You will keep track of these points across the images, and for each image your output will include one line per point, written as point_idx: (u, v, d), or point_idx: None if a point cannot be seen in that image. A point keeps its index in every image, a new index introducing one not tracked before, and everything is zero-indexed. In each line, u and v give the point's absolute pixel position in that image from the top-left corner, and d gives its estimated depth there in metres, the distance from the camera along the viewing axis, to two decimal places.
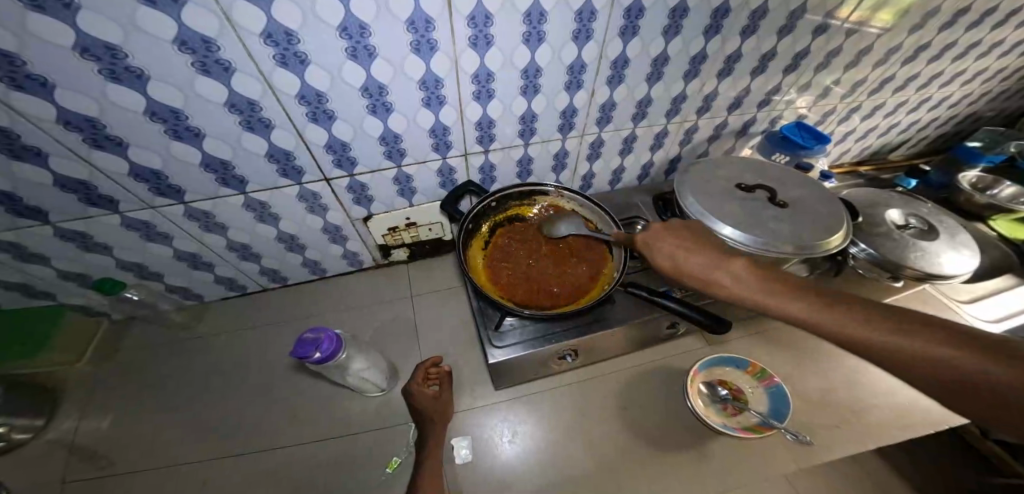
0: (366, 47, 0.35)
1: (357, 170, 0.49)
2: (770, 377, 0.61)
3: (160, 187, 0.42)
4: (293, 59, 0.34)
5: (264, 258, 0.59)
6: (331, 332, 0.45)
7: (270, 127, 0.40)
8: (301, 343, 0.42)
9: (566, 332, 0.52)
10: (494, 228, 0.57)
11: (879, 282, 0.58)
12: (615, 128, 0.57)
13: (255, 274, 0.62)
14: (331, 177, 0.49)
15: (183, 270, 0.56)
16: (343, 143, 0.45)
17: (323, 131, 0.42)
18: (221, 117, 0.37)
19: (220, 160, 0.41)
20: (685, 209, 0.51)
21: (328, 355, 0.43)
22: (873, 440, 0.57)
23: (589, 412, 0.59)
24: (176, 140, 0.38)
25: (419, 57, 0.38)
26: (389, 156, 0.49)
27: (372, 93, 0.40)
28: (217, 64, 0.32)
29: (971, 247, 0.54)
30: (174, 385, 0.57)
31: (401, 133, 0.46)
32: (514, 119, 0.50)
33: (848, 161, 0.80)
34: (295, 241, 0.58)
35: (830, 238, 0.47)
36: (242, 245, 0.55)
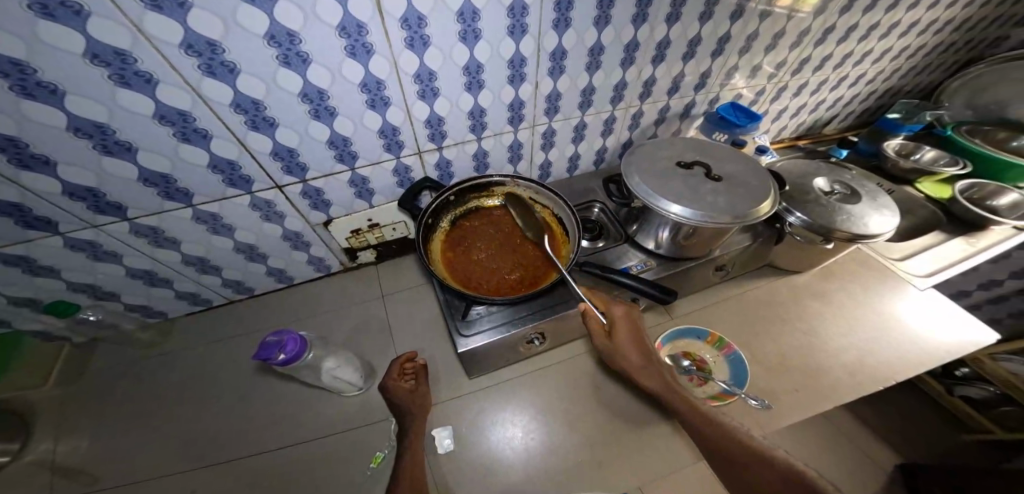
0: (298, 54, 0.37)
1: (309, 175, 0.51)
2: (729, 345, 0.63)
3: (98, 204, 0.43)
4: (220, 68, 0.36)
5: (225, 270, 0.59)
6: (295, 334, 0.46)
7: (207, 137, 0.41)
8: (263, 347, 0.43)
9: (532, 315, 0.54)
10: (455, 222, 0.59)
11: (815, 246, 0.63)
12: (564, 117, 0.60)
13: (218, 287, 0.62)
14: (283, 184, 0.50)
15: (139, 288, 0.56)
16: (290, 149, 0.46)
17: (266, 138, 0.44)
18: (152, 129, 0.38)
19: (159, 174, 0.42)
20: (633, 191, 0.54)
21: (292, 356, 0.44)
22: (841, 398, 0.57)
23: (564, 393, 0.62)
24: (106, 155, 0.38)
25: (357, 60, 0.40)
26: (341, 159, 0.51)
27: (312, 99, 0.42)
28: (137, 76, 0.33)
29: (892, 207, 0.60)
30: (146, 402, 0.57)
31: (350, 136, 0.48)
32: (463, 115, 0.53)
33: (788, 136, 0.86)
34: (255, 250, 0.58)
35: (760, 207, 0.52)
36: (199, 258, 0.55)
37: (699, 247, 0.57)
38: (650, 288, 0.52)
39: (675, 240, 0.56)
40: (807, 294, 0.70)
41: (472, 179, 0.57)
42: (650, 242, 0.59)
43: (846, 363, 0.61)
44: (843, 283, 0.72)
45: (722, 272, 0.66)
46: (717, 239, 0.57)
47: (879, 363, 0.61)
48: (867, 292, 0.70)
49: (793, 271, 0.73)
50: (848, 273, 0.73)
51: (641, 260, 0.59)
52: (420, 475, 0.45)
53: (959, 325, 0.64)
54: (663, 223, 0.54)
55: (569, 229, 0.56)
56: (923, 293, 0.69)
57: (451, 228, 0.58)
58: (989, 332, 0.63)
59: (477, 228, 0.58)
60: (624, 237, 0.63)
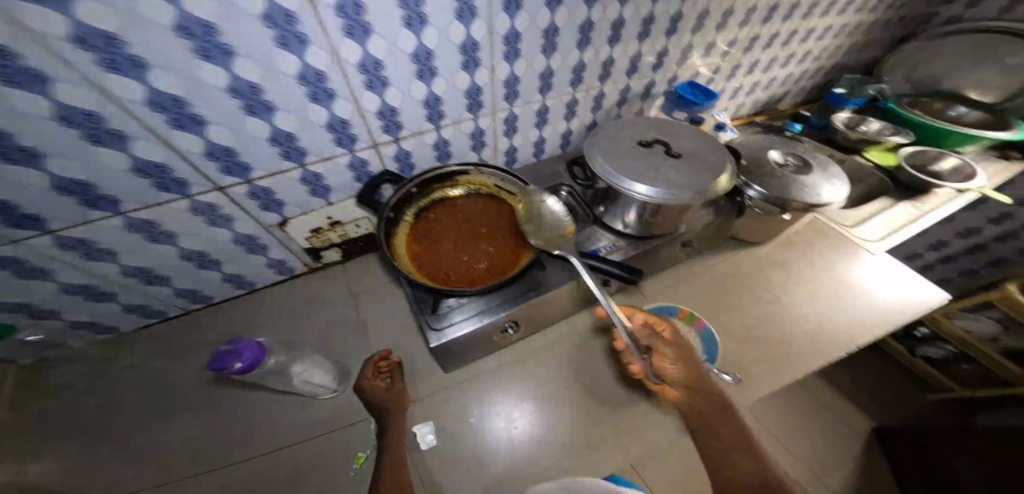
0: (218, 46, 0.35)
1: (253, 175, 0.48)
2: (700, 319, 0.65)
3: (14, 218, 0.38)
4: (126, 64, 0.32)
5: (174, 279, 0.56)
6: (252, 341, 0.44)
7: (125, 139, 0.37)
8: (218, 356, 0.41)
9: (503, 303, 0.54)
10: (419, 214, 0.58)
11: (773, 217, 0.66)
12: (525, 102, 0.61)
13: (171, 297, 0.59)
14: (225, 185, 0.47)
15: (80, 303, 0.52)
16: (226, 149, 0.44)
17: (196, 138, 0.41)
18: (56, 134, 0.34)
19: (76, 181, 0.38)
20: (597, 173, 0.55)
21: (251, 363, 0.42)
22: (807, 365, 0.59)
23: (547, 378, 0.61)
24: (7, 163, 0.33)
25: (291, 52, 0.39)
26: (288, 156, 0.49)
27: (243, 93, 0.40)
28: (27, 75, 0.29)
29: (841, 177, 0.63)
30: (101, 422, 0.53)
31: (295, 132, 0.47)
32: (417, 104, 0.52)
33: (746, 113, 0.89)
34: (205, 257, 0.55)
35: (718, 181, 0.54)
36: (141, 268, 0.51)
37: (665, 224, 0.59)
38: (619, 270, 0.52)
39: (641, 219, 0.57)
40: (769, 264, 0.73)
41: (435, 168, 0.57)
42: (618, 223, 0.59)
43: (807, 330, 0.64)
44: (804, 250, 0.75)
45: (689, 247, 0.68)
46: (681, 216, 0.58)
47: (839, 327, 0.64)
48: (825, 259, 0.74)
49: (756, 242, 0.76)
50: (808, 240, 0.77)
51: (610, 241, 0.60)
52: (402, 471, 0.45)
53: (914, 283, 0.68)
54: (628, 203, 0.55)
55: (536, 215, 0.56)
56: (876, 257, 0.73)
57: (416, 221, 0.57)
58: (937, 290, 0.66)
59: (443, 219, 0.58)
60: (592, 219, 0.63)
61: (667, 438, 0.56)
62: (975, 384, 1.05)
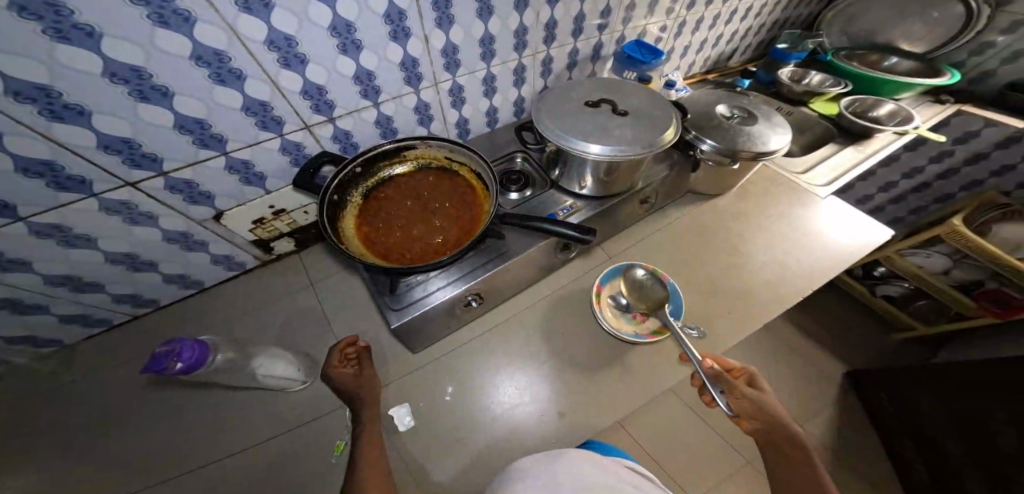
0: (77, 26, 0.31)
1: (167, 166, 0.45)
2: (664, 276, 0.66)
3: None
4: None
5: (108, 285, 0.53)
6: (191, 341, 0.42)
7: None
8: (152, 359, 0.39)
9: (463, 278, 0.53)
10: (368, 194, 0.56)
11: (724, 169, 0.68)
12: (468, 71, 0.60)
13: (110, 305, 0.56)
14: (136, 180, 0.44)
15: (6, 318, 0.48)
16: (125, 140, 0.40)
17: (82, 129, 0.37)
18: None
19: None
20: (548, 136, 0.55)
21: (193, 362, 0.41)
22: (771, 311, 0.62)
23: (521, 345, 0.61)
24: None
25: (175, 32, 0.35)
26: (204, 145, 0.45)
27: (126, 79, 0.36)
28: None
29: (785, 125, 0.65)
30: (45, 441, 0.50)
31: (205, 118, 0.43)
32: (348, 80, 0.50)
33: (698, 71, 0.91)
34: (136, 259, 0.52)
35: (664, 135, 0.55)
36: (65, 276, 0.47)
37: (623, 180, 0.59)
38: (570, 231, 0.52)
39: (598, 179, 0.58)
40: (727, 215, 0.75)
41: (378, 145, 0.55)
42: (575, 187, 0.60)
43: (765, 277, 0.66)
44: (759, 199, 0.78)
45: (648, 203, 0.69)
46: (636, 170, 0.58)
47: (793, 271, 0.67)
48: (778, 207, 0.76)
49: (711, 195, 0.78)
50: (763, 188, 0.79)
51: (568, 204, 0.60)
52: (383, 465, 0.43)
53: (861, 224, 0.71)
54: (582, 165, 0.56)
55: (488, 184, 0.55)
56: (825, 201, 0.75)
57: (365, 202, 0.56)
58: (884, 230, 0.70)
59: (392, 198, 0.56)
60: (550, 184, 0.63)
61: (646, 393, 0.55)
62: (930, 318, 1.14)
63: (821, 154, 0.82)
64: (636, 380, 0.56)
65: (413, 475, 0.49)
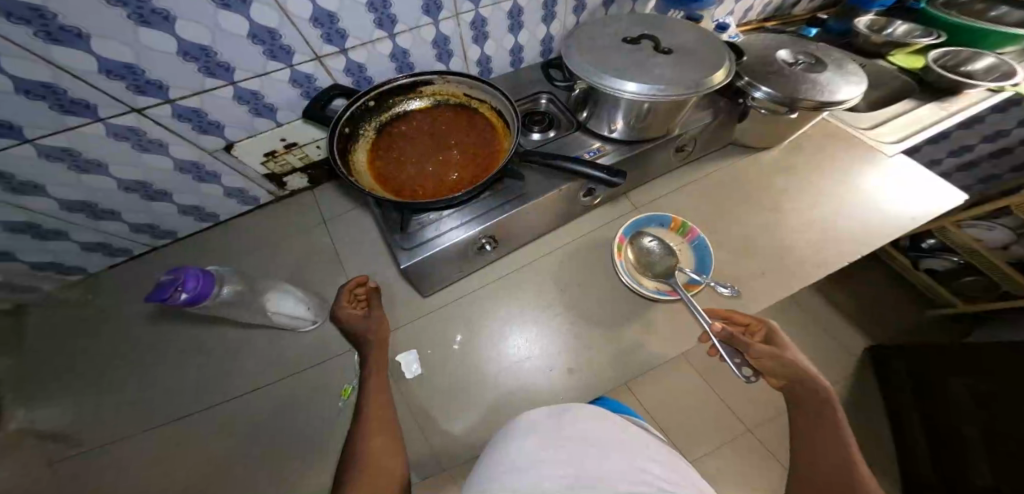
0: None
1: (174, 94, 0.43)
2: (694, 230, 0.60)
3: None
4: None
5: (125, 213, 0.54)
6: (195, 271, 0.41)
7: None
8: (157, 287, 0.39)
9: (477, 220, 0.50)
10: (382, 129, 0.54)
11: (778, 120, 0.60)
12: (492, 2, 0.53)
13: (129, 234, 0.57)
14: (142, 107, 0.42)
15: (32, 243, 0.49)
16: (128, 66, 0.38)
17: (81, 53, 0.35)
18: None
19: None
20: (579, 73, 0.50)
21: (197, 293, 0.40)
22: (812, 276, 0.56)
23: (531, 298, 0.58)
24: None
25: None
26: (210, 74, 0.43)
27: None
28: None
29: (859, 74, 0.57)
30: (82, 364, 0.54)
31: (210, 45, 0.40)
32: (360, 7, 0.46)
33: (755, 19, 0.80)
34: (149, 188, 0.52)
35: (714, 74, 0.49)
36: (81, 202, 0.49)
37: (657, 127, 0.53)
38: (595, 170, 0.49)
39: (631, 123, 0.52)
40: (773, 170, 0.67)
41: (394, 77, 0.52)
42: (606, 127, 0.54)
43: (808, 238, 0.59)
44: (811, 159, 0.69)
45: (683, 150, 0.62)
46: (676, 115, 0.53)
47: (843, 235, 0.59)
48: (835, 166, 0.67)
49: (751, 148, 0.70)
50: (820, 141, 0.70)
51: (596, 147, 0.55)
52: (387, 406, 0.42)
53: (928, 187, 0.62)
54: (615, 107, 0.50)
55: (510, 121, 0.51)
56: (891, 161, 0.66)
57: (379, 138, 0.53)
58: (958, 192, 0.61)
59: (407, 136, 0.53)
60: (576, 124, 0.58)
61: (663, 355, 0.52)
62: (974, 296, 1.03)
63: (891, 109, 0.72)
64: (655, 339, 0.53)
65: (414, 416, 0.48)
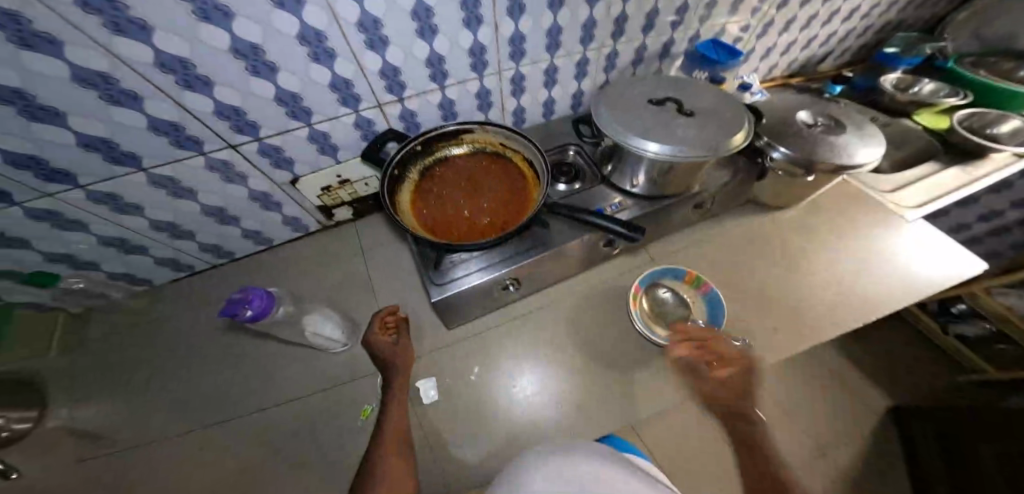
0: (216, 8, 0.34)
1: (264, 133, 0.50)
2: (707, 283, 0.63)
3: (45, 172, 0.41)
4: (129, 26, 0.32)
5: (198, 234, 0.60)
6: (260, 290, 0.47)
7: (138, 99, 0.38)
8: (229, 302, 0.44)
9: (506, 258, 0.54)
10: (425, 172, 0.58)
11: (796, 181, 0.62)
12: (532, 61, 0.59)
13: (196, 252, 0.63)
14: (237, 143, 0.49)
15: (117, 255, 0.56)
16: (235, 108, 0.45)
17: (205, 99, 0.42)
18: (74, 94, 0.35)
19: (98, 138, 0.40)
20: (606, 131, 0.53)
21: (260, 311, 0.45)
22: (826, 334, 0.57)
23: (547, 338, 0.61)
24: (35, 122, 0.36)
25: (287, 12, 0.38)
26: (295, 116, 0.50)
27: (246, 54, 0.40)
28: (37, 37, 0.29)
29: (876, 136, 0.59)
30: (129, 367, 0.59)
31: (299, 92, 0.47)
32: (420, 64, 0.52)
33: (780, 75, 0.84)
34: (225, 213, 0.58)
35: (734, 137, 0.52)
36: (168, 223, 0.55)
37: (676, 184, 0.56)
38: (620, 224, 0.52)
39: (652, 179, 0.55)
40: (795, 228, 0.69)
41: (440, 126, 0.56)
42: (626, 183, 0.58)
43: (825, 297, 0.61)
44: (832, 217, 0.70)
45: (700, 208, 0.64)
46: (695, 173, 0.56)
47: (858, 296, 0.60)
48: (856, 226, 0.69)
49: (777, 207, 0.72)
50: (836, 205, 0.72)
51: (617, 202, 0.58)
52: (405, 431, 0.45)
53: (946, 254, 0.63)
54: (639, 163, 0.53)
55: (541, 173, 0.55)
56: (910, 227, 0.67)
57: (421, 179, 0.57)
58: (978, 261, 0.62)
59: (447, 178, 0.58)
60: (600, 178, 0.61)
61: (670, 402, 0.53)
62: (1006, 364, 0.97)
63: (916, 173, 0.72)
64: (668, 384, 0.55)
65: (426, 438, 0.51)
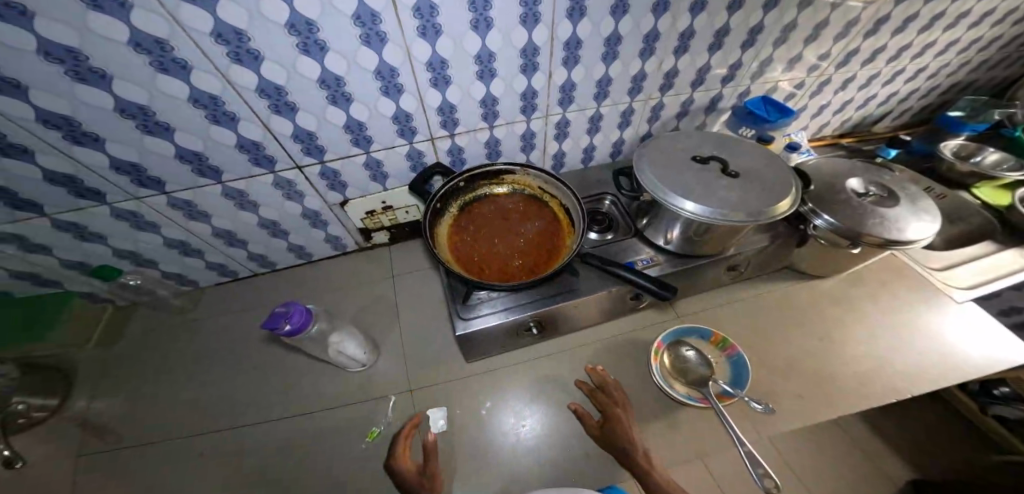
0: (316, 42, 0.39)
1: (327, 157, 0.53)
2: (733, 346, 0.61)
3: (141, 178, 0.47)
4: (247, 56, 0.38)
5: (250, 243, 0.64)
6: (301, 306, 0.49)
7: (235, 120, 0.44)
8: (273, 315, 0.46)
9: (532, 302, 0.55)
10: (463, 207, 0.59)
11: (842, 250, 0.59)
12: (578, 108, 0.59)
13: (244, 260, 0.68)
14: (303, 164, 0.53)
15: (177, 256, 0.61)
16: (310, 132, 0.49)
17: (288, 122, 0.47)
18: (187, 111, 0.41)
19: (193, 152, 0.46)
20: (645, 184, 0.53)
21: (298, 326, 0.47)
22: (850, 408, 0.55)
23: (562, 382, 0.61)
24: (148, 135, 0.42)
25: (371, 49, 0.42)
26: (357, 143, 0.53)
27: (330, 85, 0.44)
28: (174, 63, 0.36)
29: (932, 213, 0.55)
30: (148, 366, 0.63)
31: (366, 122, 0.50)
32: (474, 103, 0.53)
33: (830, 134, 0.83)
34: (277, 227, 0.62)
35: (779, 204, 0.49)
36: (227, 231, 0.60)
37: (711, 246, 0.55)
38: (652, 284, 0.51)
39: (686, 237, 0.54)
40: (827, 299, 0.67)
41: (483, 166, 0.58)
42: (659, 238, 0.57)
43: (853, 372, 0.59)
44: (869, 291, 0.68)
45: (734, 271, 0.63)
46: (732, 237, 0.54)
47: (891, 374, 0.58)
48: (893, 303, 0.66)
49: (815, 275, 0.70)
50: (875, 280, 0.70)
51: (648, 256, 0.58)
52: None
53: (993, 340, 0.60)
54: (675, 220, 0.52)
55: (575, 221, 0.56)
56: (960, 306, 0.65)
57: (459, 213, 0.59)
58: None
59: (484, 215, 0.59)
60: (634, 231, 0.61)
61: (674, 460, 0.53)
62: None
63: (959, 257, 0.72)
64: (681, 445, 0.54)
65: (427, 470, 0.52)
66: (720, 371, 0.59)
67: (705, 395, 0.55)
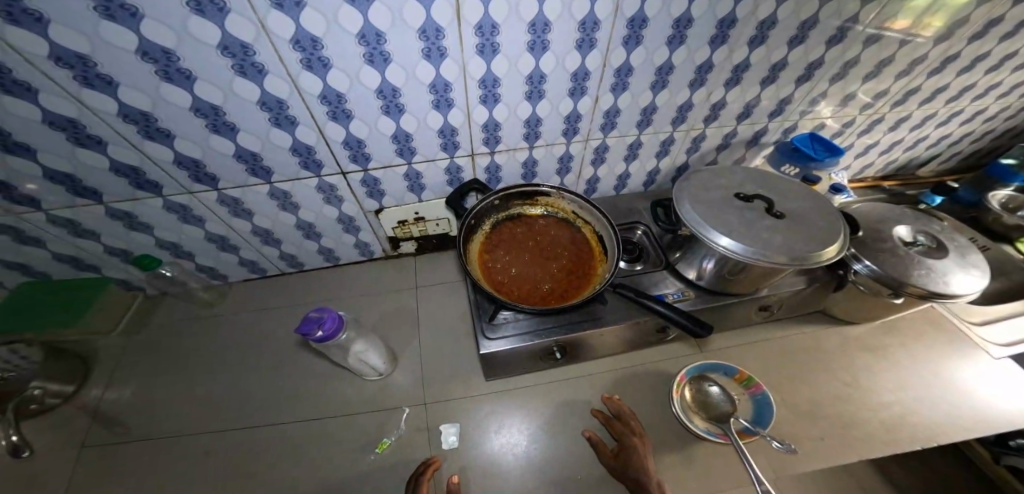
0: (381, 53, 0.39)
1: (371, 165, 0.52)
2: (757, 385, 0.60)
3: (198, 174, 0.47)
4: (317, 63, 0.38)
5: (283, 244, 0.64)
6: (334, 313, 0.49)
7: (294, 123, 0.44)
8: (304, 321, 0.46)
9: (559, 327, 0.53)
10: (496, 225, 0.59)
11: (881, 298, 0.57)
12: (621, 134, 0.58)
13: (275, 258, 0.68)
14: (347, 171, 0.53)
15: (212, 251, 0.62)
16: (359, 140, 0.48)
17: (342, 129, 0.46)
18: (253, 113, 0.41)
19: (250, 152, 0.46)
20: (681, 216, 0.51)
21: (329, 334, 0.46)
22: (877, 452, 0.53)
23: (580, 408, 0.59)
24: (215, 133, 0.43)
25: (431, 63, 0.41)
26: (401, 154, 0.52)
27: (386, 95, 0.43)
28: (252, 66, 0.37)
29: (982, 268, 0.52)
30: (162, 358, 0.63)
31: (412, 133, 0.49)
32: (519, 123, 0.52)
33: (871, 176, 0.81)
34: (312, 229, 0.62)
35: (825, 250, 0.47)
36: (264, 230, 0.60)
37: (748, 283, 0.53)
38: (684, 319, 0.49)
39: (719, 273, 0.53)
40: (860, 347, 0.65)
41: (520, 186, 0.58)
42: (691, 272, 0.56)
43: (884, 419, 0.57)
44: (905, 341, 0.66)
45: (766, 311, 0.61)
46: (770, 278, 0.52)
47: (926, 426, 0.56)
48: (930, 356, 0.64)
49: (848, 321, 0.68)
50: (910, 330, 0.68)
51: (679, 289, 0.57)
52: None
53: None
54: (711, 255, 0.51)
55: (609, 249, 0.55)
56: (998, 362, 0.63)
57: (492, 231, 0.58)
58: None
59: (516, 235, 0.58)
60: (665, 263, 0.60)
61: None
62: None
63: (1000, 311, 0.69)
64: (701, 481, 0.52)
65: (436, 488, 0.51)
66: (742, 409, 0.57)
67: (726, 431, 0.54)
